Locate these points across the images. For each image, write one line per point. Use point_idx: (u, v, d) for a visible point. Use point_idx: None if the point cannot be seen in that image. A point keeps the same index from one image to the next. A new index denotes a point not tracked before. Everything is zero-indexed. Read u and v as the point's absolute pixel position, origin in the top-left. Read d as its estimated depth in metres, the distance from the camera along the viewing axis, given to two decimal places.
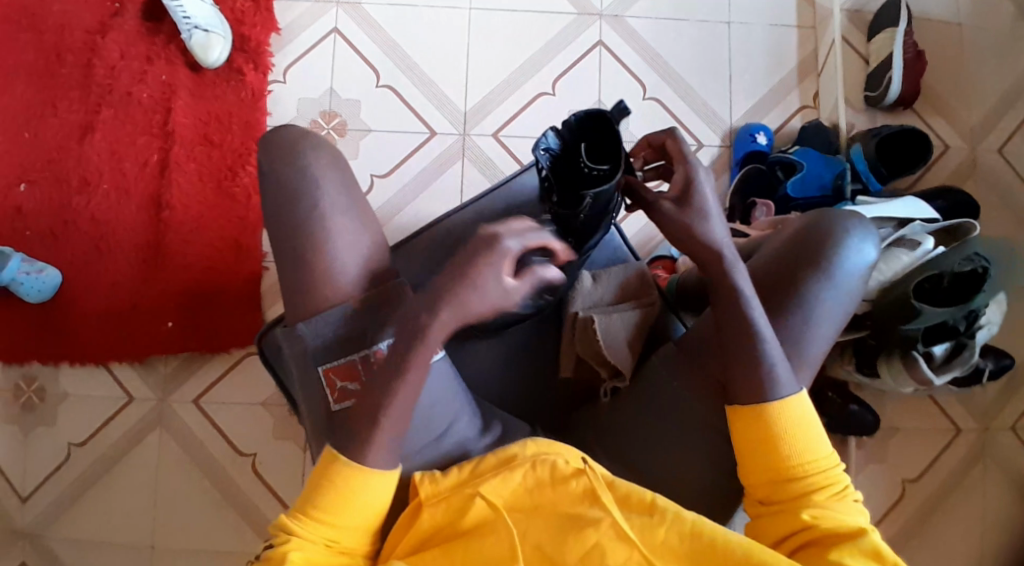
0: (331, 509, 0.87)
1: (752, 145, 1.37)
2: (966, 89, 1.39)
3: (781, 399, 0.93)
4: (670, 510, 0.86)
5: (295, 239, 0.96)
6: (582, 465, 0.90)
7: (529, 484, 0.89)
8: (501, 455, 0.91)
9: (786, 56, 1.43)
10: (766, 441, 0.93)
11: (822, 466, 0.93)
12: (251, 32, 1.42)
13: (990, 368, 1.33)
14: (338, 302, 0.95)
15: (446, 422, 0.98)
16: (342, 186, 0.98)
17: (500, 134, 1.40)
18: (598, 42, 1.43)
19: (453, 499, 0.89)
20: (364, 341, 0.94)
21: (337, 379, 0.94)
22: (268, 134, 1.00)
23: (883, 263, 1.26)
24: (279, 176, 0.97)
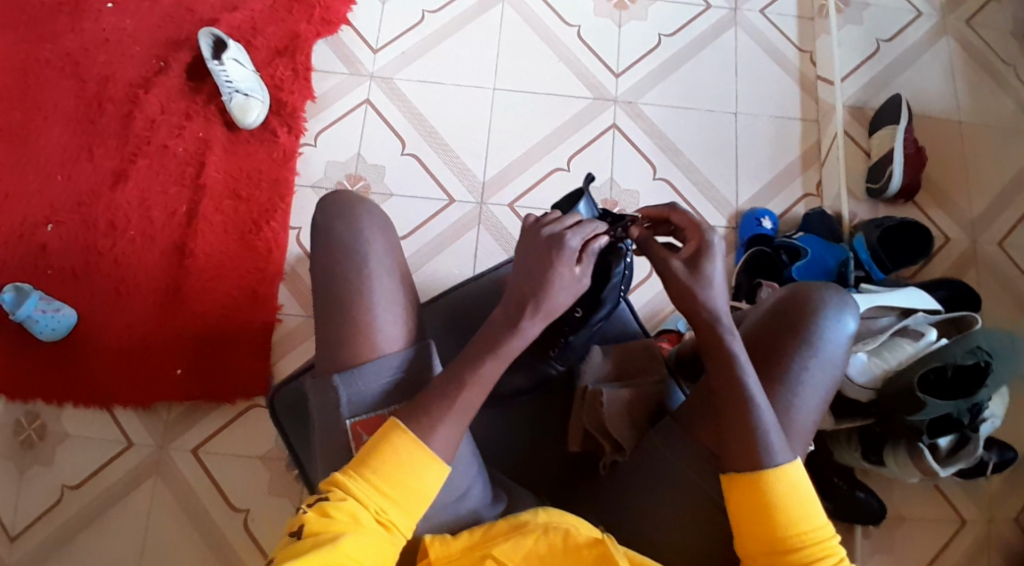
0: (388, 479, 0.89)
1: (758, 228, 1.43)
2: (964, 185, 1.46)
3: (776, 467, 0.91)
4: None
5: (328, 263, 1.01)
6: (600, 536, 0.94)
7: (541, 549, 0.93)
8: (513, 521, 0.95)
9: (791, 146, 1.51)
10: (761, 509, 0.90)
11: (818, 537, 0.89)
12: (288, 98, 1.50)
13: (994, 459, 1.30)
14: (375, 358, 0.97)
15: (464, 483, 0.98)
16: (387, 244, 1.04)
17: (516, 204, 1.47)
18: (613, 124, 1.51)
19: (466, 559, 0.92)
20: (399, 397, 0.97)
21: (364, 433, 0.95)
22: (327, 193, 1.07)
23: (887, 349, 1.25)
24: (325, 221, 1.04)
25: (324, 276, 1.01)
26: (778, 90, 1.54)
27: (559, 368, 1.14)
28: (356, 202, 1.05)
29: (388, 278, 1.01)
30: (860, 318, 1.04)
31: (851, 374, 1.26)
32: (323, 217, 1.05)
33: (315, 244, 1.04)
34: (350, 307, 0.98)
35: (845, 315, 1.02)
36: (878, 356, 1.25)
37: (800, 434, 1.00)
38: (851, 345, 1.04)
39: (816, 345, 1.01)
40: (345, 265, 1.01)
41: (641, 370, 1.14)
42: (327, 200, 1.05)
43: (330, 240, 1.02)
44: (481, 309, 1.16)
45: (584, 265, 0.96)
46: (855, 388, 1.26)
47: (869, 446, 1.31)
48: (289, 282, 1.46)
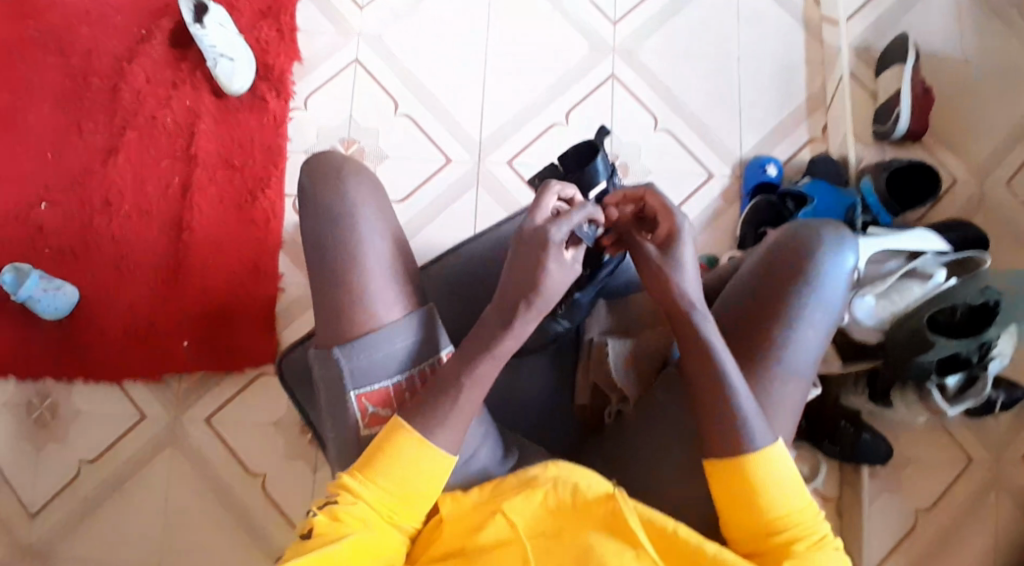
0: (393, 477, 0.91)
1: (763, 176, 1.41)
2: (969, 125, 1.43)
3: (756, 451, 0.94)
4: (692, 541, 0.90)
5: (324, 241, 1.01)
6: (613, 490, 0.94)
7: (551, 505, 0.94)
8: (523, 475, 0.96)
9: (795, 91, 1.47)
10: (743, 496, 0.94)
11: (800, 518, 0.93)
12: (275, 61, 1.46)
13: (1002, 399, 1.33)
14: (377, 328, 0.98)
15: (473, 445, 1.01)
16: (378, 211, 1.03)
17: (515, 161, 1.45)
18: (611, 75, 1.48)
19: (475, 515, 0.94)
20: (401, 368, 0.99)
21: (369, 404, 0.98)
22: (309, 158, 1.07)
23: (896, 292, 1.31)
24: (317, 192, 1.03)
25: (320, 254, 1.01)
26: (779, 32, 1.49)
27: (565, 325, 1.19)
28: (337, 168, 1.04)
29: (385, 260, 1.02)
30: (858, 253, 1.07)
31: (859, 317, 1.33)
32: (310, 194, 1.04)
33: (303, 217, 1.03)
34: (351, 291, 0.99)
35: (844, 251, 1.06)
36: (887, 299, 1.32)
37: (800, 371, 1.03)
38: (850, 279, 1.07)
39: (816, 283, 1.04)
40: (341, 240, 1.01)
41: (647, 326, 1.20)
42: (312, 169, 1.03)
43: (322, 214, 1.02)
44: (473, 283, 1.20)
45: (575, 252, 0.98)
46: (863, 330, 1.33)
47: (876, 388, 1.35)
48: (290, 252, 1.45)
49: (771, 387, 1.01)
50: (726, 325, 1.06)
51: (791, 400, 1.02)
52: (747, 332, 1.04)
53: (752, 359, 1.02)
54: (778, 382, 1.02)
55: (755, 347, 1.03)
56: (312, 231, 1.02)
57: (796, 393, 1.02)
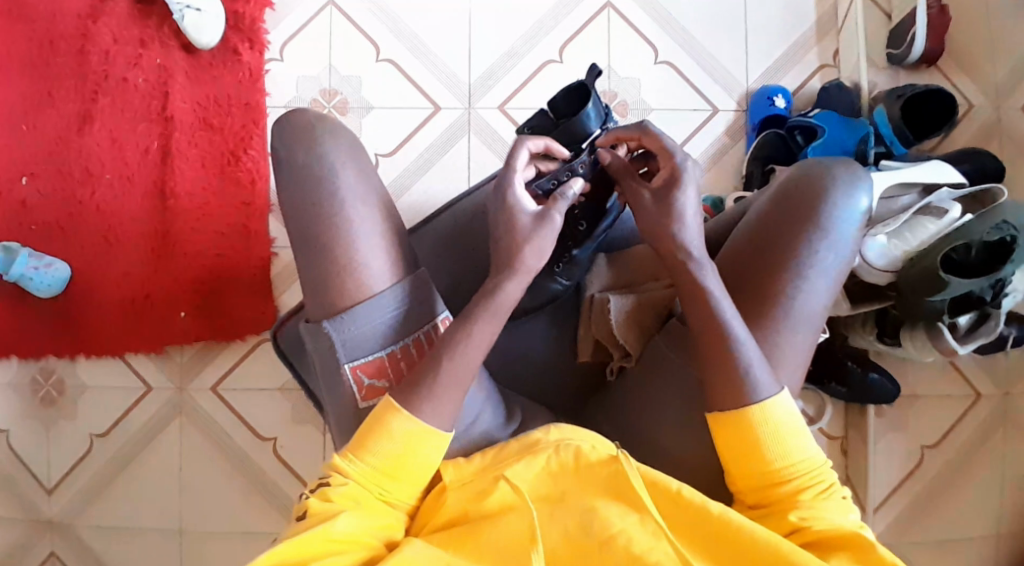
0: (384, 455, 0.89)
1: (771, 109, 1.32)
2: (991, 43, 1.34)
3: (759, 403, 0.91)
4: (697, 501, 0.87)
5: (310, 239, 0.96)
6: (617, 453, 0.91)
7: (553, 468, 0.91)
8: (524, 440, 0.93)
9: (805, 12, 1.37)
10: (746, 447, 0.91)
11: (807, 467, 0.90)
12: (244, 9, 1.37)
13: (1015, 335, 1.30)
14: (366, 299, 0.95)
15: (472, 413, 1.01)
16: (362, 178, 0.98)
17: (507, 105, 1.36)
18: (607, 3, 1.37)
19: (477, 482, 0.91)
20: (394, 337, 0.96)
21: (366, 376, 0.96)
22: (283, 119, 1.01)
23: (908, 231, 1.26)
24: (298, 160, 0.97)
25: (310, 250, 0.96)
26: None
27: (564, 283, 1.19)
28: (314, 132, 0.98)
29: (377, 248, 0.97)
30: (872, 192, 1.02)
31: (869, 258, 1.25)
32: (293, 182, 0.97)
33: (283, 191, 0.98)
34: (345, 293, 0.95)
35: (857, 192, 1.00)
36: (898, 238, 1.26)
37: (809, 321, 0.98)
38: (863, 222, 1.01)
39: (827, 228, 0.98)
40: (330, 235, 0.95)
41: (649, 277, 1.16)
42: (287, 134, 0.98)
43: (305, 208, 0.96)
44: (474, 247, 1.16)
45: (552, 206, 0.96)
46: (874, 272, 1.26)
47: (885, 327, 1.32)
48: (278, 214, 1.39)
49: (780, 339, 0.97)
50: (731, 276, 1.02)
51: (799, 351, 0.98)
52: (755, 282, 0.99)
53: (760, 317, 0.97)
54: (786, 334, 0.97)
55: (763, 305, 0.98)
56: (295, 208, 0.97)
57: (804, 344, 0.98)
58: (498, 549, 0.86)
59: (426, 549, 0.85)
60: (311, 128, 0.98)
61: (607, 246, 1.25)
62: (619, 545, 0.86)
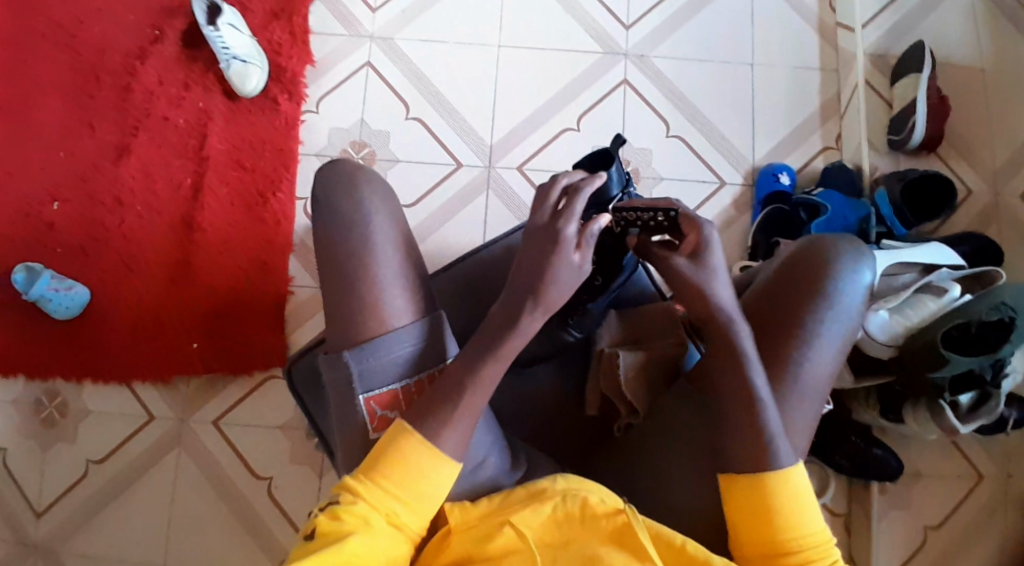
0: (396, 481, 0.89)
1: (775, 184, 1.40)
2: (987, 136, 1.43)
3: (776, 470, 0.91)
4: (700, 556, 0.88)
5: (330, 247, 0.99)
6: (623, 506, 0.90)
7: (559, 517, 0.90)
8: (531, 488, 0.92)
9: (810, 98, 1.47)
10: (757, 512, 0.91)
11: (816, 541, 0.90)
12: (287, 63, 1.48)
13: (1014, 417, 1.31)
14: (387, 332, 0.96)
15: (480, 454, 0.98)
16: (393, 222, 1.01)
17: (525, 166, 1.44)
18: (624, 80, 1.47)
19: (482, 526, 0.90)
20: (410, 372, 0.97)
21: (379, 407, 0.96)
22: (323, 165, 1.04)
23: (909, 307, 1.27)
24: (334, 200, 1.00)
25: (331, 255, 0.99)
26: (792, 37, 1.49)
27: (576, 335, 1.18)
28: (356, 175, 1.02)
29: (398, 282, 0.99)
30: (877, 269, 1.04)
31: (871, 331, 1.27)
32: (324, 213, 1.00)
33: (317, 223, 1.02)
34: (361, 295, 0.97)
35: (862, 267, 1.02)
36: (900, 313, 1.27)
37: (815, 389, 1.00)
38: (869, 295, 1.04)
39: (833, 299, 1.00)
40: (352, 241, 0.99)
41: (658, 332, 1.14)
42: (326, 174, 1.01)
43: (328, 216, 1.00)
44: (491, 280, 1.18)
45: (581, 253, 0.93)
46: (876, 345, 1.28)
47: (888, 405, 1.33)
48: (300, 254, 1.45)
49: (789, 403, 0.99)
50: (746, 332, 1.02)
51: (806, 417, 1.00)
52: (767, 346, 1.01)
53: (770, 360, 0.99)
54: (793, 401, 0.99)
55: (772, 359, 1.00)
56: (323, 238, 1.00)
57: (812, 412, 1.00)
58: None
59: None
60: (351, 175, 1.02)
61: (617, 299, 1.22)
62: None
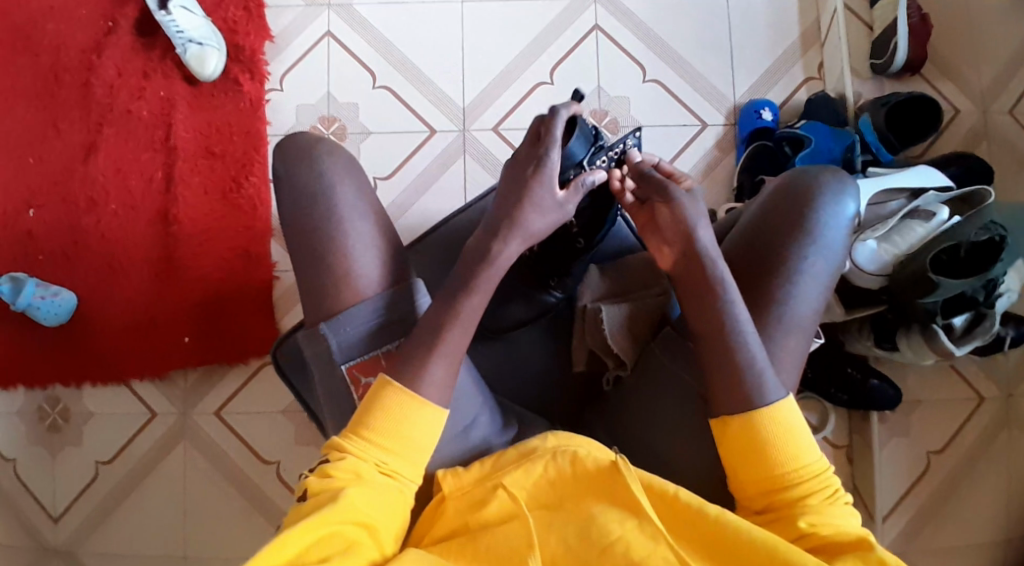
0: (384, 434, 0.89)
1: (757, 121, 1.36)
2: (973, 51, 1.38)
3: (765, 405, 0.90)
4: (693, 504, 0.86)
5: (308, 246, 0.98)
6: (615, 458, 0.90)
7: (551, 475, 0.91)
8: (522, 447, 0.93)
9: (788, 27, 1.41)
10: (750, 451, 0.90)
11: (813, 471, 0.89)
12: (245, 41, 1.42)
13: (1011, 336, 1.30)
14: (361, 302, 0.97)
15: (470, 414, 1.00)
16: (358, 191, 1.01)
17: (500, 127, 1.40)
18: (595, 25, 1.42)
19: (476, 491, 0.91)
20: (389, 337, 0.97)
21: (361, 375, 0.97)
22: (280, 142, 1.04)
23: (898, 234, 1.26)
24: (295, 176, 1.00)
25: (309, 256, 0.98)
26: None
27: (558, 296, 1.20)
28: (313, 150, 1.01)
29: (371, 252, 0.99)
30: (860, 199, 1.03)
31: (860, 263, 1.27)
32: (292, 203, 1.00)
33: (280, 204, 1.01)
34: (342, 293, 0.97)
35: (845, 199, 1.01)
36: (888, 242, 1.26)
37: (802, 324, 0.99)
38: (853, 227, 1.03)
39: (817, 235, 0.99)
40: (327, 244, 0.98)
41: (642, 286, 1.15)
42: (282, 151, 1.00)
43: (303, 221, 0.99)
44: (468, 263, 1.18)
45: (569, 193, 0.99)
46: (866, 276, 1.27)
47: (882, 333, 1.31)
48: (279, 238, 1.43)
49: (774, 339, 0.98)
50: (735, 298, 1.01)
51: (794, 352, 0.99)
52: (754, 286, 1.00)
53: (758, 311, 0.98)
54: (781, 337, 0.98)
55: (758, 306, 0.99)
56: (297, 229, 0.99)
57: (799, 346, 0.99)
58: (493, 560, 0.85)
59: (424, 554, 0.85)
60: (309, 149, 1.01)
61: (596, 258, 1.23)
62: (619, 554, 0.84)
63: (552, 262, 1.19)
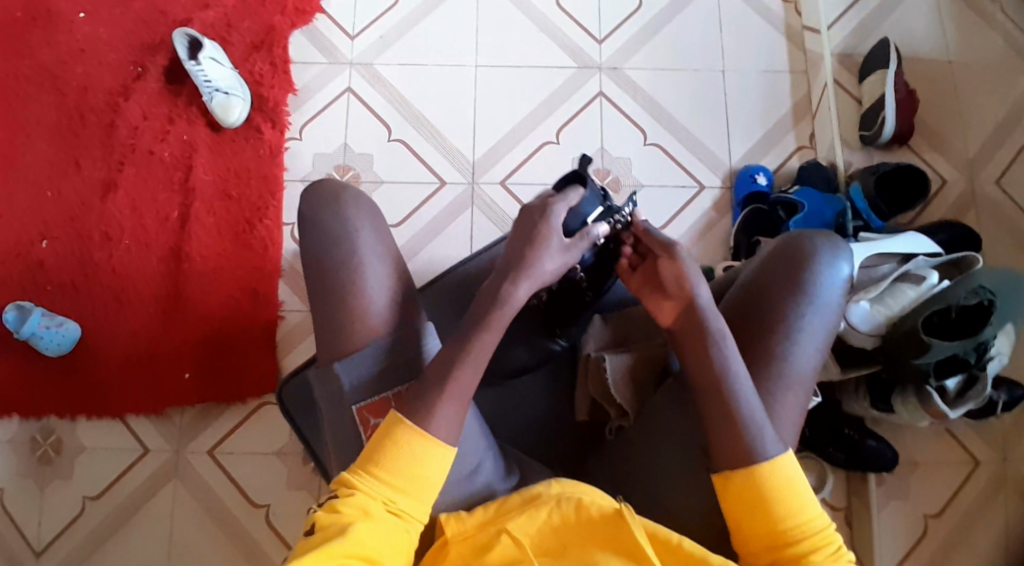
0: (392, 471, 0.89)
1: (753, 185, 1.43)
2: (956, 127, 1.46)
3: (766, 462, 0.90)
4: (697, 554, 0.87)
5: (322, 257, 1.02)
6: (619, 506, 0.90)
7: (555, 522, 0.90)
8: (526, 493, 0.92)
9: (781, 99, 1.50)
10: (754, 512, 0.89)
11: (817, 530, 0.88)
12: (269, 93, 1.51)
13: (1004, 399, 1.32)
14: (374, 344, 0.98)
15: (475, 458, 0.98)
16: (377, 235, 1.04)
17: (507, 181, 1.46)
18: (599, 92, 1.51)
19: (480, 535, 0.90)
20: (400, 379, 0.98)
21: (371, 416, 0.97)
22: (307, 187, 1.07)
23: (889, 295, 1.28)
24: (317, 217, 1.04)
25: (322, 267, 1.02)
26: (762, 42, 1.53)
27: (562, 344, 1.19)
28: (338, 193, 1.05)
29: (383, 272, 1.02)
30: (855, 263, 1.04)
31: (854, 322, 1.28)
32: (310, 220, 1.04)
33: (304, 241, 1.04)
34: (352, 300, 0.99)
35: (839, 262, 1.03)
36: (881, 303, 1.28)
37: (801, 382, 0.99)
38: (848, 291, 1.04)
39: (812, 295, 1.01)
40: (340, 254, 1.01)
41: (643, 335, 1.15)
42: (309, 195, 1.04)
43: (319, 232, 1.03)
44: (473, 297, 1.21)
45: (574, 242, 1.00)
46: (859, 335, 1.29)
47: (877, 395, 1.34)
48: (288, 279, 1.46)
49: (774, 397, 0.98)
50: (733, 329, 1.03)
51: (792, 410, 0.99)
52: (751, 343, 1.01)
53: (757, 356, 1.00)
54: (779, 395, 0.99)
55: (760, 357, 1.00)
56: (313, 246, 1.03)
57: (797, 405, 0.99)
58: None
59: None
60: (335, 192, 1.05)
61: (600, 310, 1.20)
62: None
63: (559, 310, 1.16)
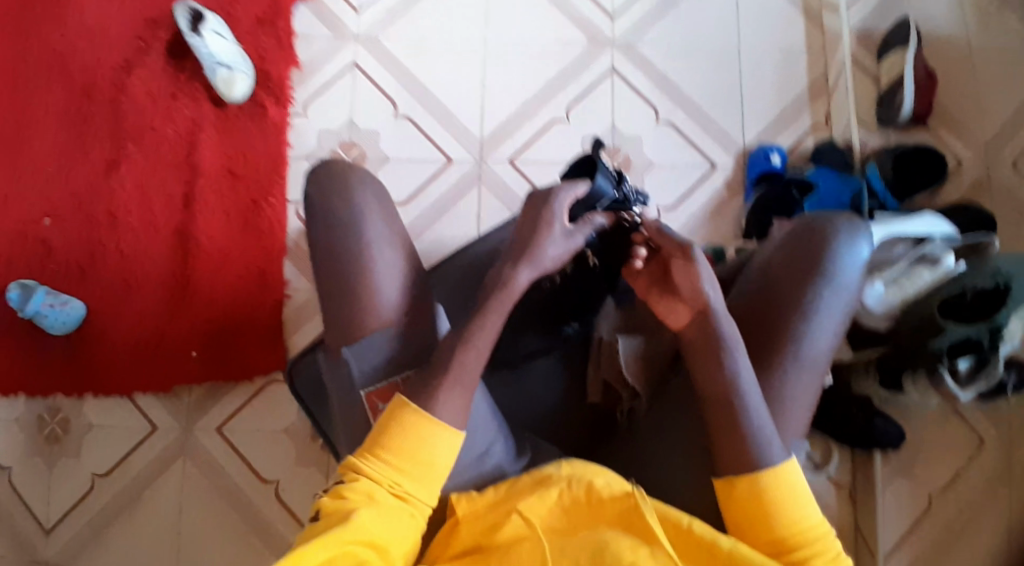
0: (398, 454, 0.89)
1: (766, 164, 1.40)
2: (975, 106, 1.43)
3: (771, 468, 0.90)
4: (705, 536, 0.86)
5: (330, 247, 1.00)
6: (629, 488, 0.89)
7: (566, 502, 0.90)
8: (537, 475, 0.92)
9: (797, 77, 1.47)
10: (756, 517, 0.89)
11: (817, 537, 0.89)
12: (273, 69, 1.48)
13: (1014, 380, 1.31)
14: (381, 330, 0.97)
15: (483, 443, 0.98)
16: (387, 223, 1.02)
17: (516, 159, 1.44)
18: (611, 69, 1.47)
19: (490, 515, 0.89)
20: (408, 363, 0.97)
21: (379, 402, 0.96)
22: (315, 169, 1.05)
23: (905, 278, 1.23)
24: (325, 203, 1.02)
25: (330, 256, 1.00)
26: (779, 18, 1.49)
27: (575, 328, 1.17)
28: (348, 177, 1.03)
29: (394, 265, 1.00)
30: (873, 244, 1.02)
31: (868, 305, 1.25)
32: (319, 208, 1.02)
33: (312, 228, 1.02)
34: (361, 293, 0.97)
35: (858, 242, 1.01)
36: (896, 285, 1.24)
37: (815, 364, 0.98)
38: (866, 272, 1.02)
39: (831, 276, 0.99)
40: (349, 244, 0.99)
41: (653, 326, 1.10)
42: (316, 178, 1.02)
43: (326, 221, 1.01)
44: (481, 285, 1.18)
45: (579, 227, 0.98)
46: (873, 318, 1.26)
47: (889, 375, 1.32)
48: (293, 257, 1.44)
49: (787, 383, 0.97)
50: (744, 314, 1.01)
51: (805, 392, 0.98)
52: (765, 331, 0.99)
53: (770, 344, 0.98)
54: (793, 377, 0.97)
55: (774, 336, 0.98)
56: (321, 235, 1.01)
57: (810, 386, 0.98)
58: None
59: None
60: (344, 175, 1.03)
61: None
62: None
63: (573, 299, 1.14)
